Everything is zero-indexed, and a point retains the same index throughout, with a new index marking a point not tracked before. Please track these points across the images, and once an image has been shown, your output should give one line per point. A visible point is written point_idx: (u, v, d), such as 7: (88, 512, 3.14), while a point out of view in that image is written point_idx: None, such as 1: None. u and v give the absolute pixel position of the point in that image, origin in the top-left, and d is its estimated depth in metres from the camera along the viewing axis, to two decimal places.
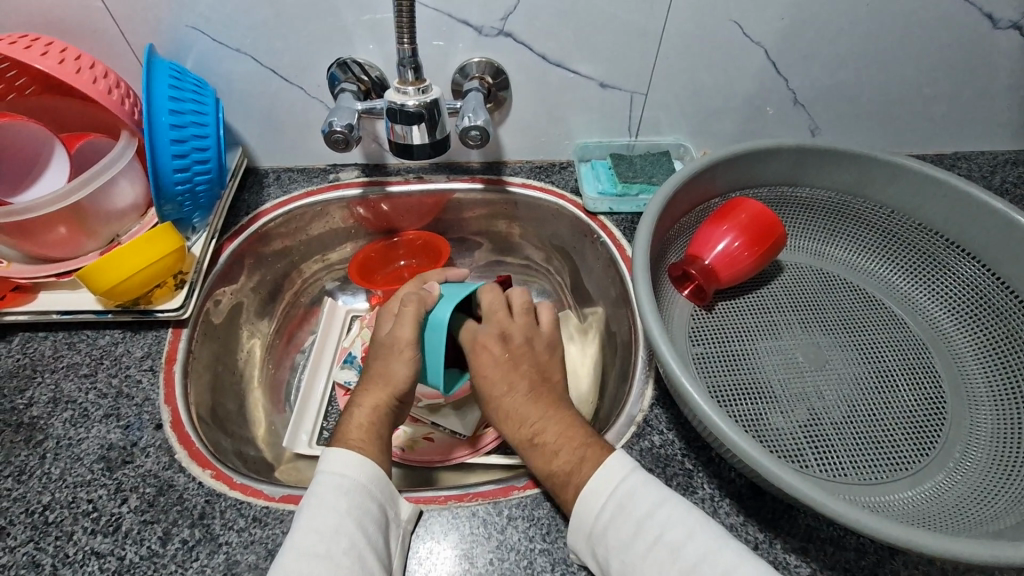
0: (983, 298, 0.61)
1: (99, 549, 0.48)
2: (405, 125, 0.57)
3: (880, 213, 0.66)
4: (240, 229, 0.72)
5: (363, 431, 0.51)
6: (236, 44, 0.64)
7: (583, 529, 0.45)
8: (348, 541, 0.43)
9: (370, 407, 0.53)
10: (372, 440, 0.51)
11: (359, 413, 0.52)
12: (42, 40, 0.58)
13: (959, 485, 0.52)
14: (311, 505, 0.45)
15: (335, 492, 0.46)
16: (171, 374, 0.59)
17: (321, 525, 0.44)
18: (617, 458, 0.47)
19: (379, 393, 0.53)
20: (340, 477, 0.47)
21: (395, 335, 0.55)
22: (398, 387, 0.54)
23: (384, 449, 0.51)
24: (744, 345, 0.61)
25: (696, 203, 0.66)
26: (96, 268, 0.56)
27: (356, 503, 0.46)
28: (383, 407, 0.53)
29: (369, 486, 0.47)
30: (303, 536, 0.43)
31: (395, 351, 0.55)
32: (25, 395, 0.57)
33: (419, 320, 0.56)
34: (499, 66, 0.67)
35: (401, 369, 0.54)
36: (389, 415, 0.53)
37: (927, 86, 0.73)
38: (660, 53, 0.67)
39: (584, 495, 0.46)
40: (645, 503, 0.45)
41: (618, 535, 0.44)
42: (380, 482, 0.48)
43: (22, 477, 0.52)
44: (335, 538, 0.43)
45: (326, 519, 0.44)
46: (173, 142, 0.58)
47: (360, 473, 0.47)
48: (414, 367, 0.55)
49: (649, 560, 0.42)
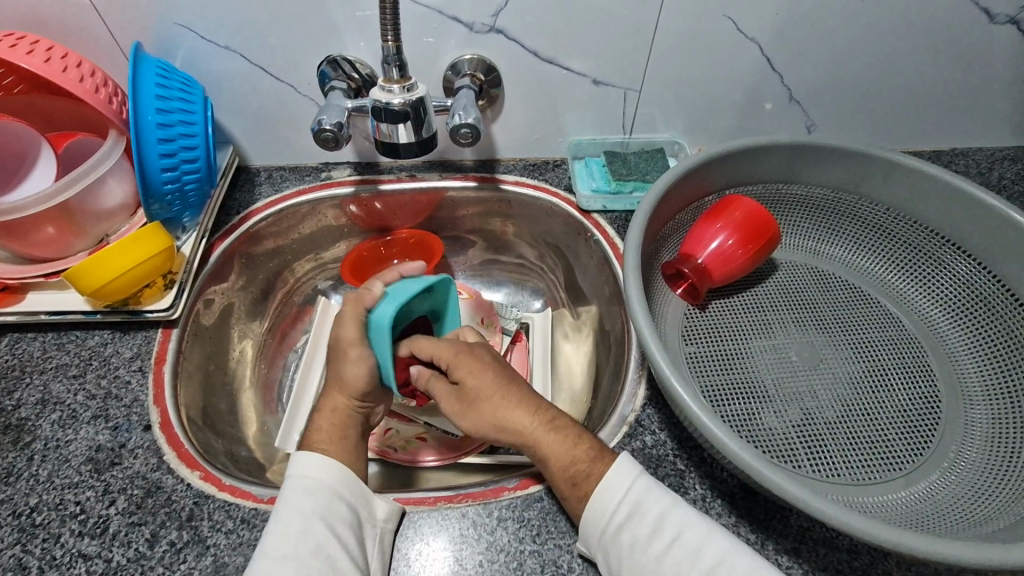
0: (979, 296, 0.60)
1: (87, 551, 0.48)
2: (391, 124, 0.56)
3: (875, 210, 0.65)
4: (231, 228, 0.72)
5: (326, 434, 0.51)
6: (225, 42, 0.63)
7: (594, 534, 0.45)
8: (316, 543, 0.43)
9: (330, 411, 0.53)
10: (335, 441, 0.51)
11: (321, 419, 0.53)
12: (28, 38, 0.57)
13: (953, 486, 0.51)
14: (279, 508, 0.45)
15: (302, 494, 0.46)
16: (161, 374, 0.59)
17: (289, 527, 0.44)
18: (624, 460, 0.47)
19: (338, 397, 0.54)
20: (306, 479, 0.47)
21: (342, 339, 0.55)
22: (356, 388, 0.54)
23: (352, 449, 0.51)
24: (738, 344, 0.61)
25: (689, 201, 0.65)
26: (83, 268, 0.56)
27: (324, 504, 0.46)
28: (344, 410, 0.54)
29: (336, 486, 0.47)
30: (273, 539, 0.44)
31: (344, 355, 0.55)
32: (13, 396, 0.56)
33: (362, 319, 0.56)
34: (490, 63, 0.66)
35: (355, 371, 0.54)
36: (354, 417, 0.54)
37: (924, 82, 0.72)
38: (653, 50, 0.66)
39: (595, 499, 0.45)
40: (658, 504, 0.45)
41: (633, 537, 0.44)
42: (349, 482, 0.48)
43: (10, 479, 0.51)
44: (302, 539, 0.43)
45: (293, 521, 0.44)
46: (160, 141, 0.57)
47: (327, 474, 0.47)
48: (367, 366, 0.54)
49: (666, 561, 0.42)
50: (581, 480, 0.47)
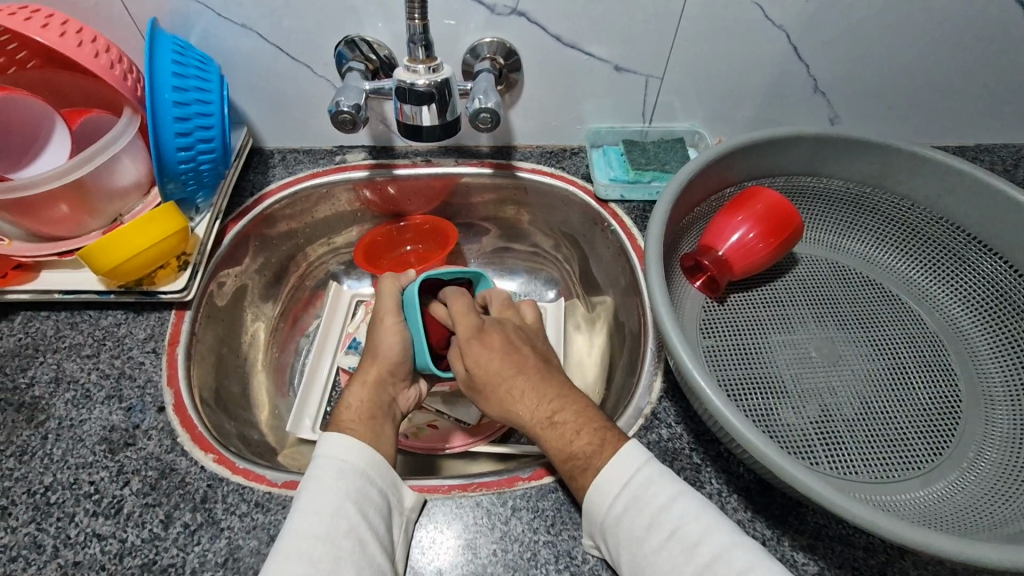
0: (1004, 296, 0.59)
1: (101, 531, 0.48)
2: (415, 105, 0.55)
3: (900, 206, 0.64)
4: (245, 210, 0.71)
5: (355, 413, 0.52)
6: (241, 20, 0.62)
7: (595, 521, 0.45)
8: (349, 525, 0.43)
9: (362, 385, 0.54)
10: (363, 420, 0.51)
11: (351, 395, 0.53)
12: (42, 11, 0.56)
13: (972, 486, 0.51)
14: (309, 488, 0.45)
15: (334, 476, 0.45)
16: (174, 356, 0.59)
17: (321, 508, 0.44)
18: (629, 449, 0.46)
19: (370, 368, 0.55)
20: (340, 461, 0.46)
21: (380, 310, 0.57)
22: (389, 360, 0.55)
23: (380, 432, 0.51)
24: (756, 339, 0.60)
25: (710, 192, 0.64)
26: (98, 247, 0.55)
27: (357, 488, 0.45)
28: (376, 383, 0.54)
29: (370, 472, 0.47)
30: (304, 519, 0.43)
31: (381, 324, 0.56)
32: (27, 374, 0.56)
33: (398, 294, 0.58)
34: (511, 46, 0.65)
35: (389, 342, 0.55)
36: (383, 392, 0.54)
37: (955, 75, 0.70)
38: (678, 37, 0.65)
39: (594, 489, 0.45)
40: (655, 502, 0.43)
41: (631, 534, 0.43)
42: (380, 468, 0.47)
43: (24, 457, 0.51)
44: (335, 521, 0.43)
45: (325, 502, 0.44)
46: (176, 119, 0.56)
47: (361, 458, 0.47)
48: (401, 336, 0.56)
49: (663, 554, 0.42)
50: (579, 476, 0.46)
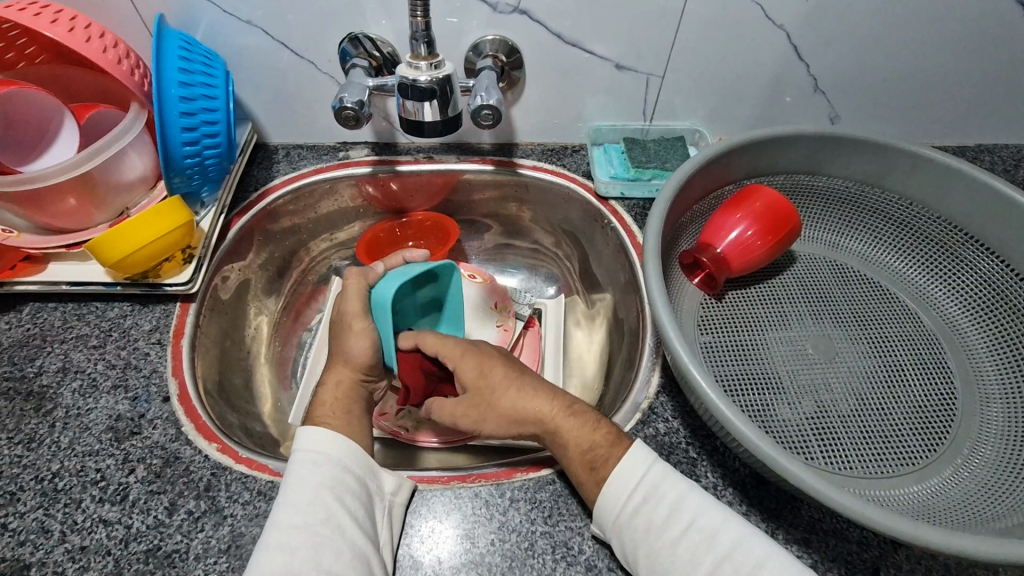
0: (1000, 295, 0.60)
1: (107, 517, 0.48)
2: (417, 101, 0.56)
3: (898, 204, 0.65)
4: (249, 205, 0.72)
5: (330, 408, 0.52)
6: (247, 16, 0.63)
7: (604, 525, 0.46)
8: (325, 512, 0.44)
9: (336, 383, 0.55)
10: (340, 414, 0.52)
11: (326, 391, 0.54)
12: (52, 7, 0.57)
13: (966, 482, 0.51)
14: (287, 481, 0.46)
15: (310, 467, 0.47)
16: (179, 348, 0.60)
17: (297, 498, 0.45)
18: (636, 452, 0.47)
19: (342, 369, 0.56)
20: (314, 453, 0.47)
21: (346, 313, 0.58)
22: (360, 361, 0.56)
23: (356, 422, 0.52)
24: (754, 336, 0.61)
25: (710, 190, 0.64)
26: (105, 239, 0.56)
27: (334, 477, 0.47)
28: (350, 383, 0.55)
29: (343, 459, 0.48)
30: (283, 510, 0.44)
31: (349, 327, 0.57)
32: (34, 363, 0.57)
33: (365, 293, 0.59)
34: (513, 44, 0.66)
35: (358, 343, 0.56)
36: (359, 391, 0.55)
37: (955, 75, 0.71)
38: (678, 35, 0.65)
39: (604, 496, 0.46)
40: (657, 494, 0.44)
41: (638, 533, 0.44)
42: (353, 454, 0.48)
43: (32, 445, 0.52)
44: (311, 509, 0.44)
45: (302, 492, 0.45)
46: (182, 115, 0.57)
47: (334, 447, 0.48)
48: (369, 337, 0.57)
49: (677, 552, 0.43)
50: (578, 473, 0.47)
